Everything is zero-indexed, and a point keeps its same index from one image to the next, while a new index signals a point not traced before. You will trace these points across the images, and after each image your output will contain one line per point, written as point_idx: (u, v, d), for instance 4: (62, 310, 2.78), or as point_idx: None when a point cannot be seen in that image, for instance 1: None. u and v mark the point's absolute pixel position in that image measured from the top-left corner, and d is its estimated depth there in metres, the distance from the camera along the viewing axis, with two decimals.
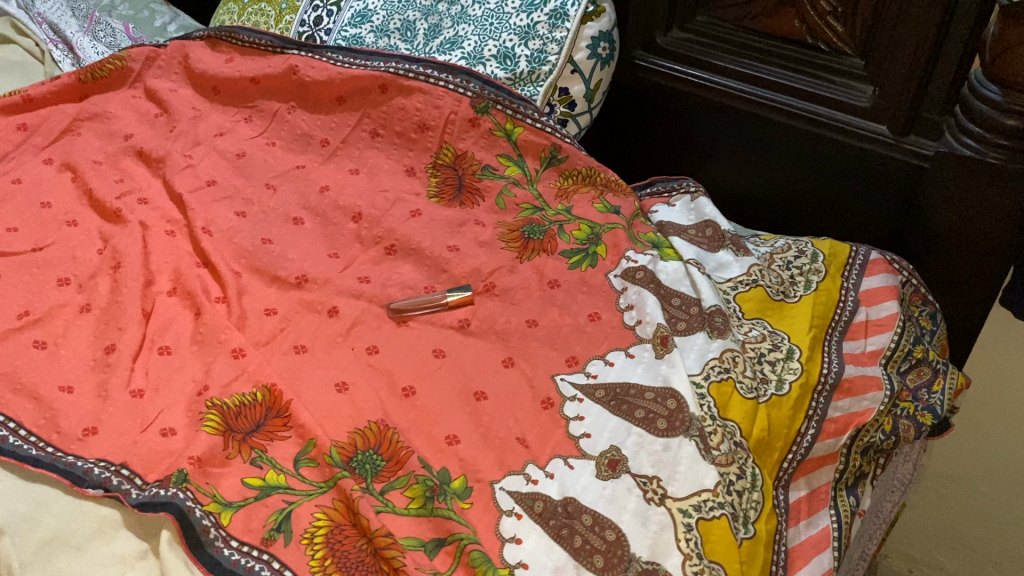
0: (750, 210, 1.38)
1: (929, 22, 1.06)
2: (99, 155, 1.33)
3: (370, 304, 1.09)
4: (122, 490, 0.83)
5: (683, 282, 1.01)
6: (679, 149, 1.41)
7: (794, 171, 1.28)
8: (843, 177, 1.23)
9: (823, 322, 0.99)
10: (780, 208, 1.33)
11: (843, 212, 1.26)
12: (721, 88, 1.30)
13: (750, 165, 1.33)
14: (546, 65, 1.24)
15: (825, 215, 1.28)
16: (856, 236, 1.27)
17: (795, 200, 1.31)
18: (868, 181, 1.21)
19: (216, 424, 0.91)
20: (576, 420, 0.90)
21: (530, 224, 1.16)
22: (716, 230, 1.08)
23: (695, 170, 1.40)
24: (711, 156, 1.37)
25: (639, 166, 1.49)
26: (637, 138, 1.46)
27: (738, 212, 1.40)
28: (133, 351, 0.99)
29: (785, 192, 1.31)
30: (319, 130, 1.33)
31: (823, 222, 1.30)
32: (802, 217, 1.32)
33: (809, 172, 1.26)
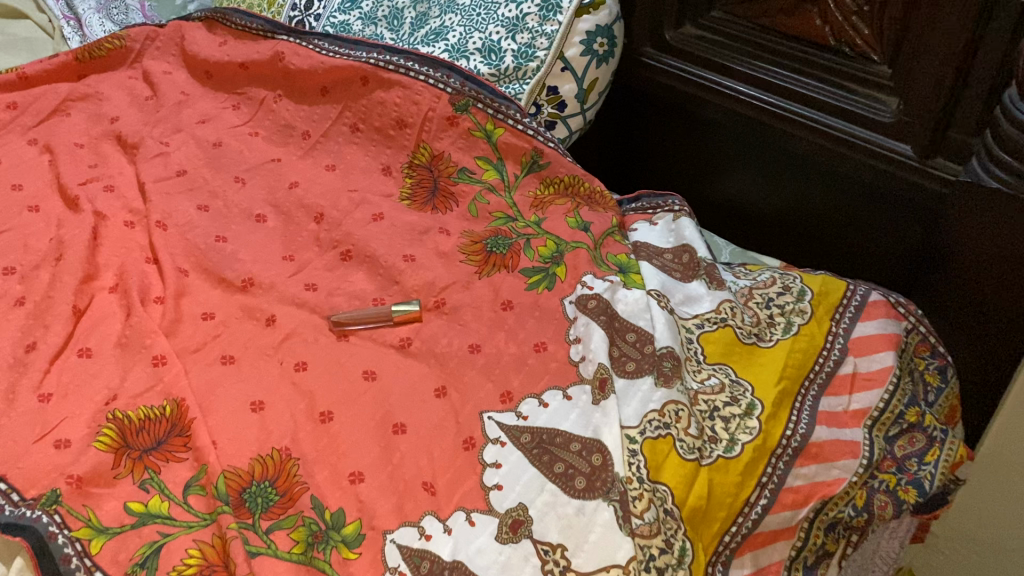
0: (770, 228, 1.24)
1: (961, 28, 0.90)
2: (82, 137, 1.29)
3: (312, 316, 1.01)
4: None
5: (643, 317, 0.89)
6: (697, 156, 1.29)
7: (811, 189, 1.15)
8: (863, 201, 1.09)
9: (797, 373, 0.86)
10: (799, 230, 1.20)
11: (866, 240, 1.12)
12: (732, 93, 1.17)
13: (767, 180, 1.20)
14: (534, 62, 1.14)
15: (845, 241, 1.14)
16: (880, 267, 1.12)
17: (815, 222, 1.17)
18: (890, 207, 1.06)
19: (110, 440, 0.85)
20: (492, 468, 0.80)
21: (495, 236, 1.06)
22: (691, 256, 0.97)
23: (714, 182, 1.28)
24: (729, 166, 1.25)
25: (662, 174, 1.38)
26: (657, 141, 1.34)
27: (758, 229, 1.27)
28: (52, 352, 0.95)
29: (804, 212, 1.17)
30: (301, 121, 1.26)
31: (845, 247, 1.15)
32: (822, 241, 1.18)
33: (828, 191, 1.12)
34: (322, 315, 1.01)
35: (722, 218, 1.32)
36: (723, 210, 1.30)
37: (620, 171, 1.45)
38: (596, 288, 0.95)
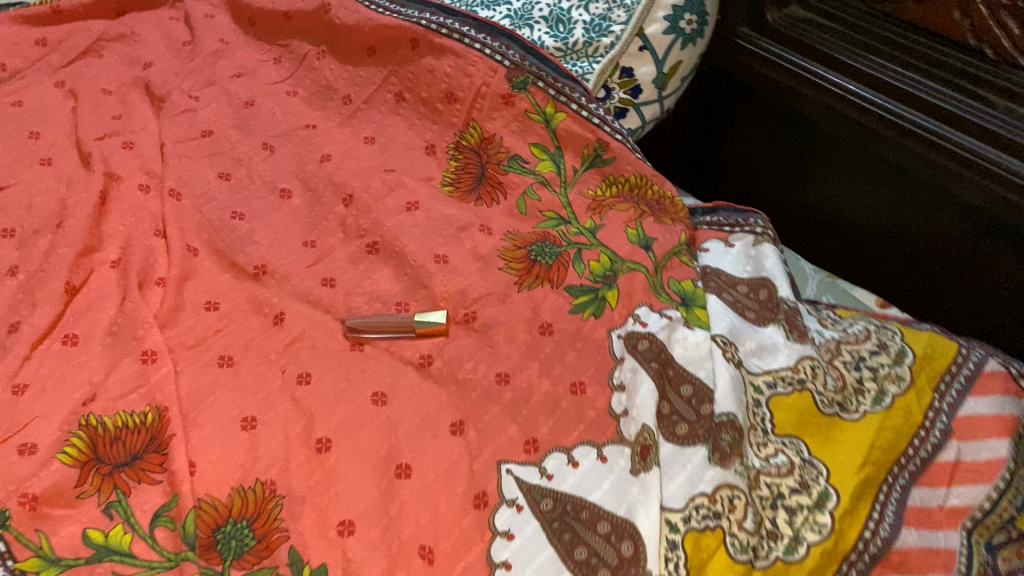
0: (867, 249, 1.07)
1: None
2: (111, 83, 1.18)
3: (326, 317, 0.89)
4: None
5: (703, 366, 0.75)
6: (791, 156, 1.13)
7: (919, 211, 0.97)
8: (983, 233, 0.91)
9: (885, 458, 0.70)
10: (905, 255, 1.02)
11: (981, 277, 0.94)
12: (831, 87, 1.00)
13: (866, 194, 1.04)
14: (609, 37, 0.98)
15: (956, 276, 0.97)
16: (998, 308, 0.94)
17: (920, 247, 1.00)
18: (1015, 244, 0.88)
19: (77, 453, 0.75)
20: (503, 538, 0.68)
21: (543, 242, 0.92)
22: (771, 294, 0.81)
23: (806, 188, 1.12)
24: (823, 173, 1.08)
25: (749, 173, 1.23)
26: (748, 133, 1.19)
27: (854, 249, 1.10)
28: (35, 336, 0.85)
29: (910, 235, 1.00)
30: (343, 84, 1.13)
31: (955, 283, 0.98)
32: (928, 271, 1.01)
33: (939, 216, 0.95)
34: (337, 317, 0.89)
35: (813, 229, 1.15)
36: (817, 221, 1.14)
37: (709, 162, 1.30)
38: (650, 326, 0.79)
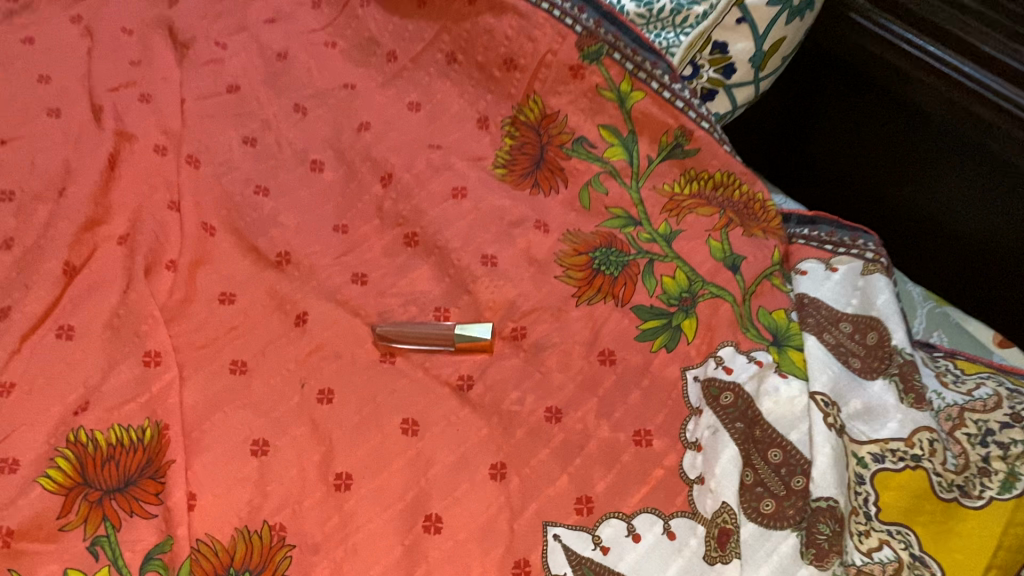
0: (969, 282, 0.91)
1: None
2: (132, 21, 1.06)
3: (353, 320, 0.78)
4: None
5: (797, 426, 0.63)
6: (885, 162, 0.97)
7: None
8: None
9: (1015, 561, 0.56)
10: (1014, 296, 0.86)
11: None
12: (962, 82, 0.80)
13: (988, 212, 0.84)
14: (700, 6, 0.81)
15: None
16: None
17: None
18: None
19: (62, 478, 0.65)
20: None
21: (607, 246, 0.79)
22: (882, 340, 0.67)
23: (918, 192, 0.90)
24: (940, 177, 0.87)
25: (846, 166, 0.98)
26: (842, 126, 0.96)
27: (972, 280, 0.89)
28: (27, 325, 0.75)
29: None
30: (389, 38, 1.00)
31: None
32: None
33: None
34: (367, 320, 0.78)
35: (919, 250, 0.94)
36: (925, 241, 0.92)
37: (788, 158, 1.06)
38: (735, 374, 0.67)
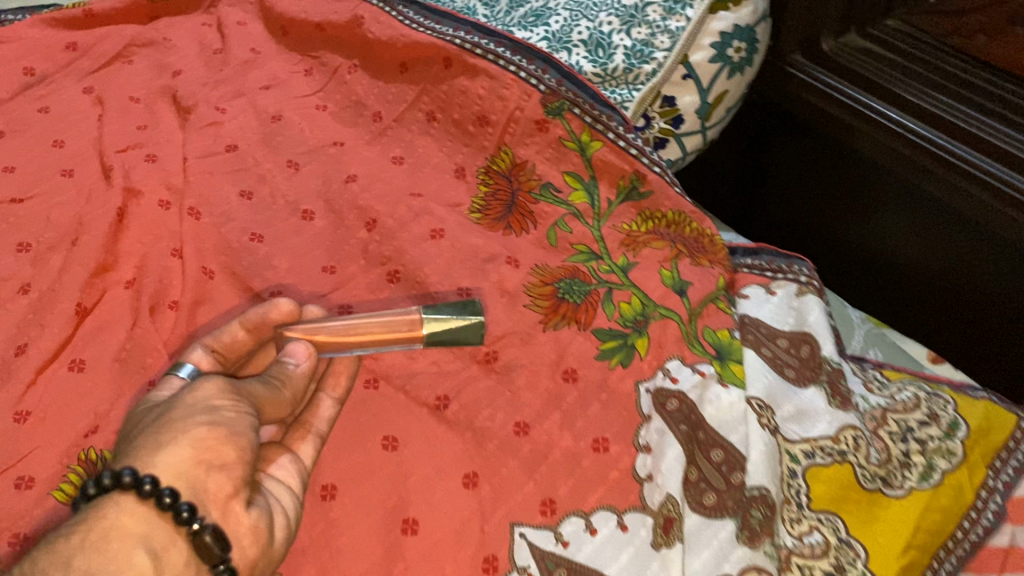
0: (936, 295, 0.97)
1: None
2: (140, 91, 1.16)
3: (237, 334, 0.74)
4: None
5: (736, 429, 0.69)
6: (801, 190, 1.09)
7: (916, 246, 0.96)
8: (983, 294, 0.91)
9: (927, 546, 0.65)
10: (890, 284, 1.02)
11: (963, 316, 0.95)
12: (906, 134, 0.90)
13: (888, 217, 0.98)
14: (650, 64, 0.92)
15: (939, 308, 0.97)
16: (957, 325, 0.96)
17: (906, 282, 1.00)
18: (1003, 302, 0.89)
19: (72, 491, 0.72)
20: None
21: (571, 278, 0.87)
22: (814, 351, 0.74)
23: (842, 215, 1.04)
24: (851, 196, 1.02)
25: (780, 183, 1.12)
26: (780, 152, 1.09)
27: (917, 294, 0.99)
28: (42, 359, 0.82)
29: (900, 269, 1.00)
30: (374, 100, 1.09)
31: (939, 316, 0.98)
32: (909, 304, 1.01)
33: (928, 255, 0.95)
34: (242, 328, 0.74)
35: (837, 244, 1.07)
36: (865, 262, 1.04)
37: (759, 179, 1.15)
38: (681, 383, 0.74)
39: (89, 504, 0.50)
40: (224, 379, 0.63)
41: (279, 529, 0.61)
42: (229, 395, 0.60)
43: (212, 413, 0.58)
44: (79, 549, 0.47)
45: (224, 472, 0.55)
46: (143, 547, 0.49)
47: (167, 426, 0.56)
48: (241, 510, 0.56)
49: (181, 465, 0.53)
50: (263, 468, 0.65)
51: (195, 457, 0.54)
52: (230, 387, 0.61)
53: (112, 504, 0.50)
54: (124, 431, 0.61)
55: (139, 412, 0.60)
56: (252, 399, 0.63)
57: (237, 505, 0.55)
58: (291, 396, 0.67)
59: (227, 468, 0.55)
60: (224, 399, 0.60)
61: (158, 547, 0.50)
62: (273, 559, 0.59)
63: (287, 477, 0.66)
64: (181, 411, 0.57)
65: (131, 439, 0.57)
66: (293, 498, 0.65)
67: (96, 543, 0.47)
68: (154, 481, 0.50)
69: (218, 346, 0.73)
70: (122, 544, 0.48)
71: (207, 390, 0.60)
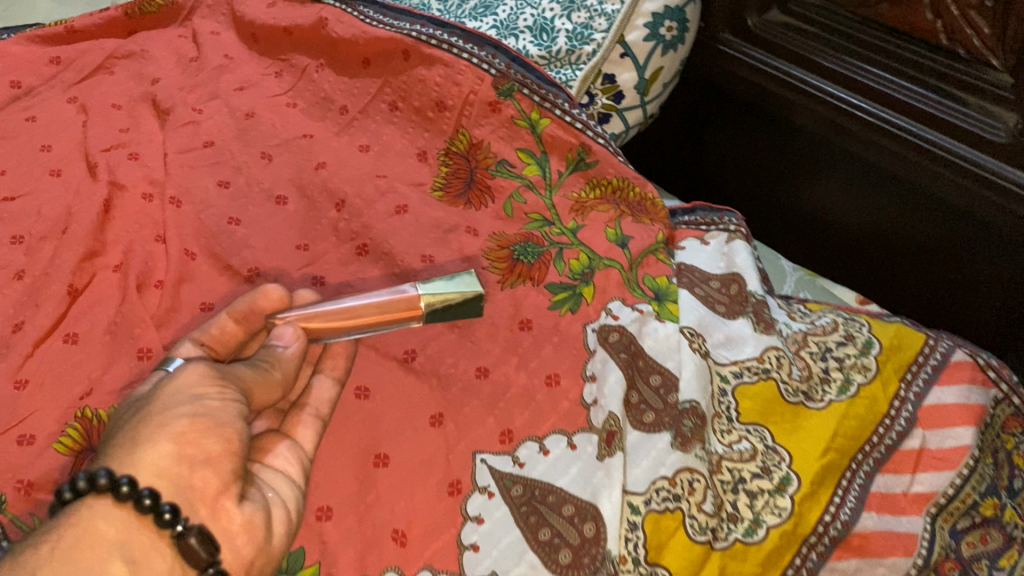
0: (866, 248, 1.03)
1: None
2: (121, 98, 1.23)
3: (227, 325, 0.74)
4: None
5: (672, 357, 0.77)
6: (740, 160, 1.17)
7: (845, 205, 1.03)
8: (904, 245, 0.98)
9: (847, 448, 0.72)
10: (824, 242, 1.09)
11: (887, 268, 1.02)
12: (827, 99, 0.98)
13: (818, 178, 1.05)
14: (590, 45, 1.01)
15: (865, 261, 1.04)
16: (882, 276, 1.03)
17: (836, 240, 1.07)
18: (921, 251, 0.96)
19: (71, 442, 0.78)
20: (473, 523, 0.68)
21: (525, 242, 0.95)
22: (742, 288, 0.83)
23: (778, 180, 1.12)
24: (785, 161, 1.09)
25: (721, 156, 1.19)
26: (720, 125, 1.17)
27: (851, 251, 1.06)
28: (39, 334, 0.89)
29: (829, 228, 1.07)
30: (340, 95, 1.17)
31: (867, 268, 1.05)
32: (841, 259, 1.08)
33: (855, 213, 1.02)
34: (231, 320, 0.75)
35: (776, 209, 1.14)
36: (801, 224, 1.11)
37: (705, 151, 1.22)
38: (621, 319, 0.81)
39: (67, 505, 0.50)
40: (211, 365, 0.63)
41: (279, 523, 0.60)
42: (218, 389, 0.60)
43: (201, 409, 0.57)
44: (55, 549, 0.47)
45: (209, 467, 0.55)
46: (120, 554, 0.48)
47: (156, 423, 0.56)
48: (231, 506, 0.56)
49: (163, 464, 0.53)
50: (261, 460, 0.65)
51: (176, 452, 0.54)
52: (216, 373, 0.62)
53: (92, 505, 0.50)
54: (113, 426, 0.61)
55: (127, 408, 0.60)
56: (240, 382, 0.63)
57: (226, 501, 0.56)
58: (282, 377, 0.67)
59: (212, 465, 0.56)
60: (209, 387, 0.60)
61: (138, 551, 0.49)
62: (273, 557, 0.59)
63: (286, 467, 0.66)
64: (169, 407, 0.57)
65: (116, 437, 0.56)
66: (293, 487, 0.65)
67: (74, 544, 0.47)
68: (134, 480, 0.50)
69: (207, 339, 0.74)
70: (98, 547, 0.48)
71: (192, 376, 0.60)
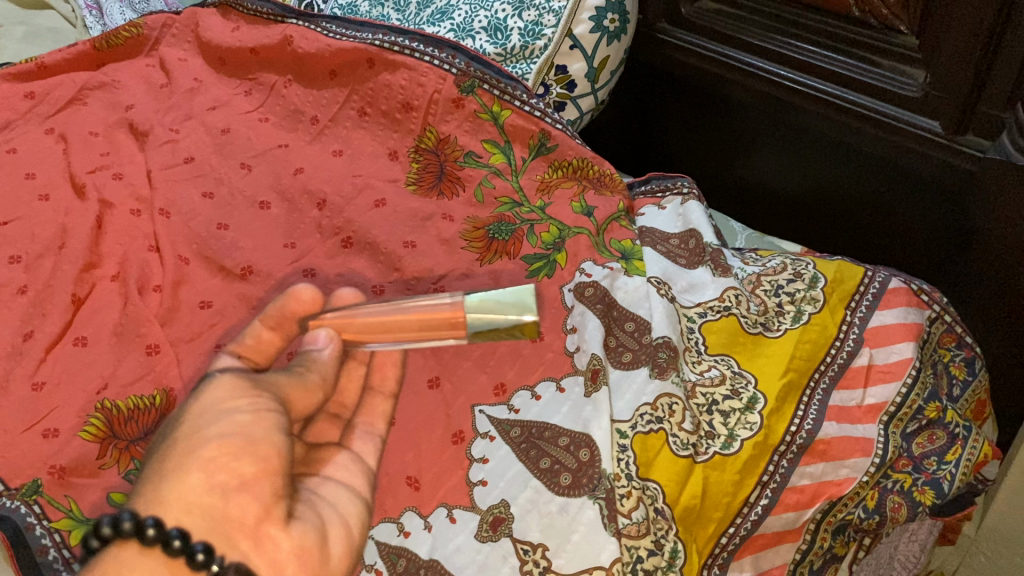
0: (807, 210, 1.14)
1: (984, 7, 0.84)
2: (97, 126, 1.29)
3: (263, 333, 0.71)
4: (24, 521, 0.75)
5: (642, 305, 0.85)
6: (686, 139, 1.27)
7: (783, 170, 1.14)
8: (838, 201, 1.09)
9: (805, 367, 0.81)
10: (768, 208, 1.20)
11: (824, 224, 1.13)
12: (759, 73, 1.09)
13: (757, 148, 1.16)
14: (542, 40, 1.10)
15: (806, 219, 1.15)
16: (821, 232, 1.14)
17: (779, 204, 1.18)
18: (854, 204, 1.07)
19: (97, 430, 0.83)
20: (479, 463, 0.76)
21: (499, 222, 1.03)
22: (698, 241, 0.92)
23: (720, 155, 1.22)
24: (726, 136, 1.19)
25: (669, 136, 1.29)
26: (665, 109, 1.27)
27: (792, 212, 1.16)
28: (49, 340, 0.94)
29: (770, 194, 1.18)
30: (309, 106, 1.24)
31: (807, 226, 1.16)
32: (784, 220, 1.19)
33: (793, 176, 1.13)
34: (264, 327, 0.71)
35: (722, 182, 1.25)
36: (745, 192, 1.22)
37: (654, 131, 1.31)
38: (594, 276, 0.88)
39: (91, 553, 0.45)
40: (243, 376, 0.59)
41: (338, 543, 0.55)
42: (253, 407, 0.55)
43: (235, 427, 0.53)
44: None
45: (246, 492, 0.50)
46: None
47: (187, 448, 0.51)
48: (278, 531, 0.50)
49: (194, 495, 0.48)
50: (320, 476, 0.62)
51: (209, 480, 0.49)
52: (248, 382, 0.58)
53: (117, 552, 0.45)
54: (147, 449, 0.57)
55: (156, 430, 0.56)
56: (273, 390, 0.60)
57: (271, 527, 0.50)
58: (319, 381, 0.66)
59: (256, 492, 0.50)
60: (242, 397, 0.56)
61: None
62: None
63: (339, 488, 0.62)
64: (200, 429, 0.52)
65: (144, 466, 0.52)
66: (352, 503, 0.60)
67: None
68: (157, 523, 0.45)
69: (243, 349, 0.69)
70: None
71: (224, 389, 0.56)
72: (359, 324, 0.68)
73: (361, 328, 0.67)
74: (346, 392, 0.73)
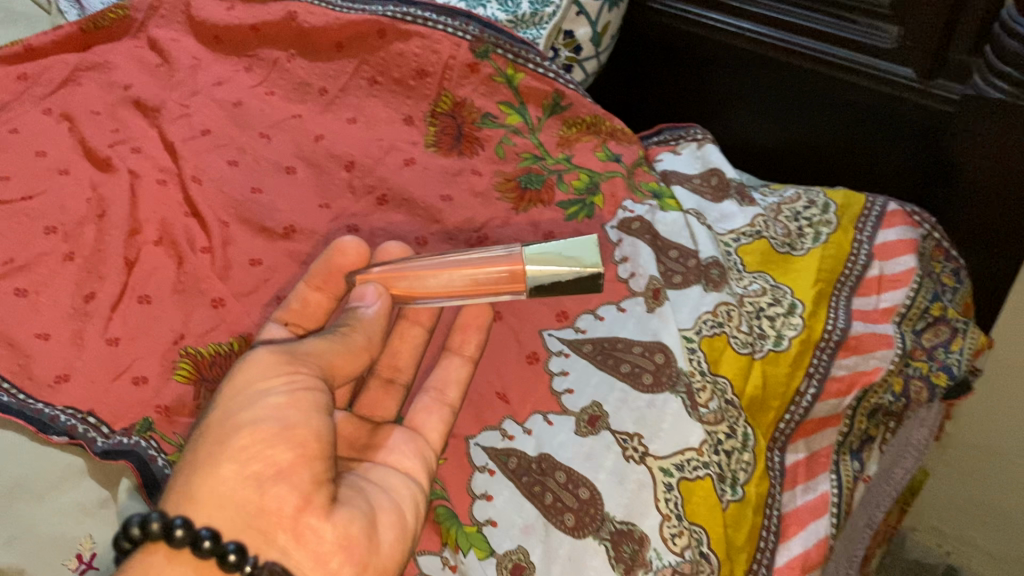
0: (790, 158, 1.27)
1: None
2: (98, 104, 1.29)
3: (308, 296, 0.81)
4: (148, 454, 0.83)
5: (681, 233, 0.95)
6: (672, 102, 1.39)
7: (767, 122, 1.26)
8: (819, 149, 1.22)
9: (830, 276, 0.94)
10: (752, 159, 1.33)
11: (806, 169, 1.26)
12: (744, 34, 1.21)
13: (741, 105, 1.28)
14: (550, 7, 1.21)
15: (789, 166, 1.28)
16: (804, 177, 1.27)
17: (764, 155, 1.30)
18: (834, 149, 1.20)
19: (188, 372, 0.89)
20: (561, 375, 0.83)
21: (528, 174, 1.11)
22: (720, 179, 1.05)
23: (704, 113, 1.34)
24: (711, 96, 1.32)
25: (656, 99, 1.41)
26: (652, 74, 1.39)
27: (777, 161, 1.29)
28: (112, 300, 0.97)
29: (756, 146, 1.30)
30: (317, 77, 1.28)
31: (790, 173, 1.29)
32: (769, 170, 1.32)
33: (776, 128, 1.26)
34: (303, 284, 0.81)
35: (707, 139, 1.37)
36: (730, 146, 1.34)
37: (640, 97, 1.43)
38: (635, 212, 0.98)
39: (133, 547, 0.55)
40: (284, 349, 0.66)
41: (386, 524, 0.63)
42: (291, 390, 0.63)
43: (268, 416, 0.60)
44: None
45: (282, 483, 0.58)
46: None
47: (222, 441, 0.59)
48: (319, 521, 0.58)
49: (227, 489, 0.57)
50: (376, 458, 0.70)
51: (241, 473, 0.58)
52: (289, 357, 0.65)
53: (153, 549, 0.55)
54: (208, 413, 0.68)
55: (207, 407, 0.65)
56: (317, 360, 0.67)
57: (311, 518, 0.58)
58: (365, 340, 0.71)
59: (295, 483, 0.58)
60: (280, 376, 0.64)
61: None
62: (384, 558, 0.61)
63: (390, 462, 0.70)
64: (235, 420, 0.61)
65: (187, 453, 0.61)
66: (397, 481, 0.68)
67: None
68: (183, 524, 0.54)
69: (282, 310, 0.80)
70: None
71: (262, 369, 0.64)
72: (408, 278, 0.73)
73: (410, 281, 0.72)
74: (399, 356, 0.82)
